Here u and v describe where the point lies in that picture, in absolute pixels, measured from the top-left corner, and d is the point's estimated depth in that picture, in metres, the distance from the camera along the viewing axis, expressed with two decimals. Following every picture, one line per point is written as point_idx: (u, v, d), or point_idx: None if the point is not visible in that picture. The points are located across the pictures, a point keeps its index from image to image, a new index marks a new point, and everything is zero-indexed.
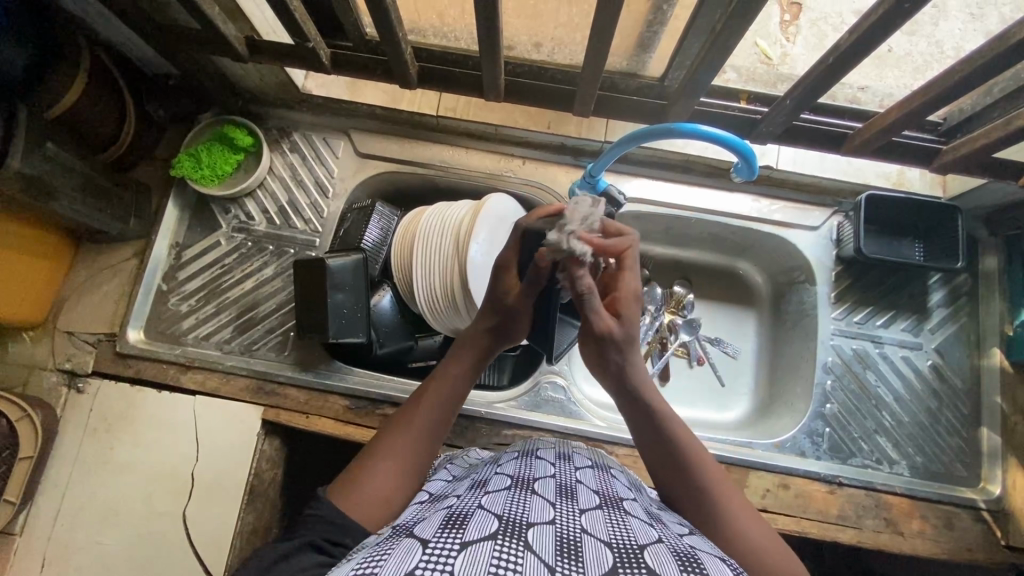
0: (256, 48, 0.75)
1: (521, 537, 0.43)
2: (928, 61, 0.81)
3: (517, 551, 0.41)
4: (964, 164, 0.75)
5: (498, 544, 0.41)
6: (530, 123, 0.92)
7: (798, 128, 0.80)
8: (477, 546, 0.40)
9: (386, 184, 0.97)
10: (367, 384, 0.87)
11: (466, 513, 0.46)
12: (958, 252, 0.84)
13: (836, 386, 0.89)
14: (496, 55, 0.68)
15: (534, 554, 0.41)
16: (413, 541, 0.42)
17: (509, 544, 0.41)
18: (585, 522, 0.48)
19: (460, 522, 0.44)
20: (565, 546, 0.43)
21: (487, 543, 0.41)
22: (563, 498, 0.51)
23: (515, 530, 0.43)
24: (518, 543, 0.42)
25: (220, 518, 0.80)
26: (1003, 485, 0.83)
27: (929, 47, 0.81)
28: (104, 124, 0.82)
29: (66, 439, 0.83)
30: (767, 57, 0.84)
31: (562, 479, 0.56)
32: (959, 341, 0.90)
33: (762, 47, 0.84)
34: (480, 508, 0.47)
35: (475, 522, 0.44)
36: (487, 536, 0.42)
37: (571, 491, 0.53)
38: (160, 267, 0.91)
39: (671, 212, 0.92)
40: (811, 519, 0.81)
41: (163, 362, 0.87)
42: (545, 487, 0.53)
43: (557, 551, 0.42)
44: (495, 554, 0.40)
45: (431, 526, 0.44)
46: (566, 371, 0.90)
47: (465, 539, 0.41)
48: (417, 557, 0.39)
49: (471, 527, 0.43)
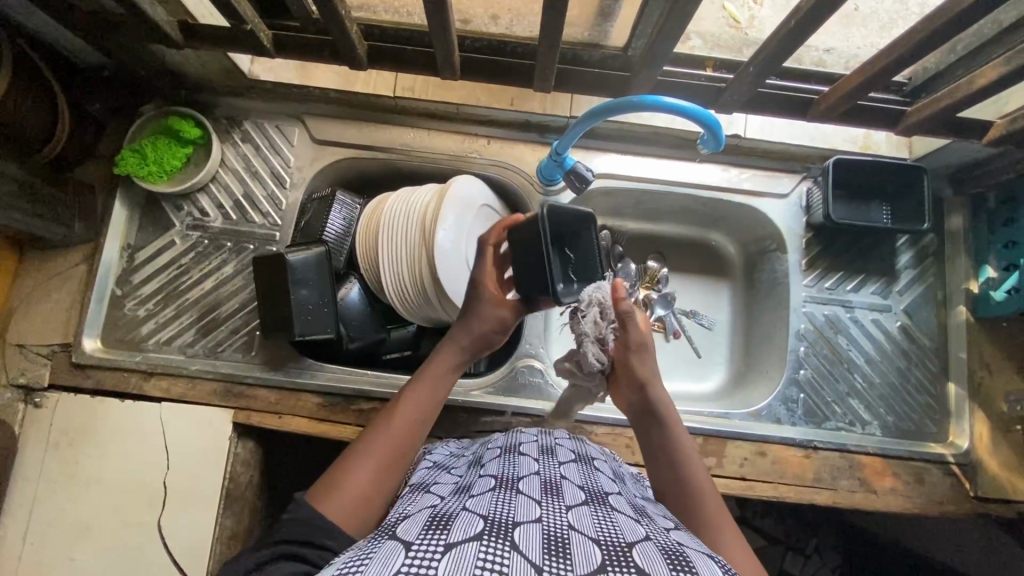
0: (190, 33, 0.70)
1: (507, 537, 0.42)
2: (893, 17, 0.81)
3: (503, 551, 0.40)
4: (929, 126, 0.74)
5: (484, 544, 0.40)
6: (492, 100, 0.89)
7: (764, 96, 0.78)
8: (463, 547, 0.40)
9: (348, 171, 0.94)
10: (338, 381, 0.84)
11: (450, 515, 0.45)
12: (924, 214, 0.84)
13: (809, 352, 0.89)
14: (447, 31, 0.64)
15: (521, 553, 0.40)
16: (397, 544, 0.41)
17: (495, 544, 0.41)
18: (571, 520, 0.47)
19: (445, 523, 0.43)
20: (553, 544, 0.42)
21: (473, 544, 0.40)
22: (548, 496, 0.51)
23: (501, 531, 0.43)
24: (504, 543, 0.41)
25: (198, 524, 0.78)
26: (970, 437, 0.86)
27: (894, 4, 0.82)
28: (36, 123, 0.77)
29: (27, 456, 0.80)
30: (735, 21, 0.83)
31: (547, 476, 0.55)
32: (927, 301, 0.91)
33: (730, 10, 0.83)
34: (465, 509, 0.46)
35: (460, 524, 0.43)
36: (473, 536, 0.41)
37: (557, 489, 0.53)
38: (112, 271, 0.87)
39: (641, 186, 0.91)
40: (788, 484, 0.83)
41: (124, 371, 0.84)
42: (530, 486, 0.53)
43: (543, 550, 0.41)
44: (481, 556, 0.39)
45: (415, 527, 0.43)
46: (542, 354, 0.88)
47: (450, 541, 0.40)
48: (401, 560, 0.38)
49: (455, 529, 0.42)
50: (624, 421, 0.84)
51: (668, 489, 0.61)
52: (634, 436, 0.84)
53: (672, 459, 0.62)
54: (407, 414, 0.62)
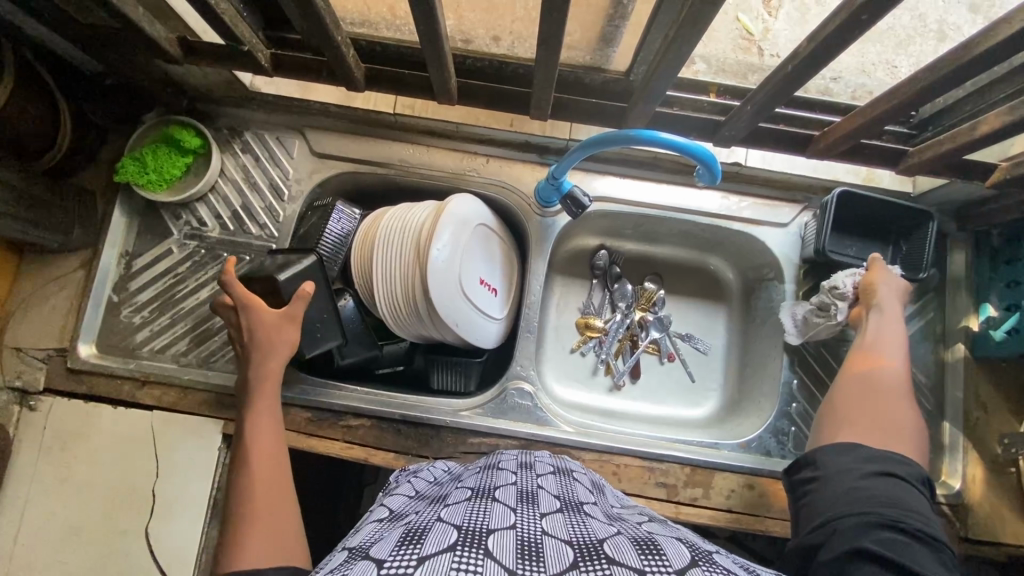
0: (190, 50, 0.70)
1: (480, 545, 0.41)
2: (910, 35, 0.76)
3: (477, 557, 0.40)
4: (932, 167, 0.72)
5: (457, 554, 0.39)
6: (490, 121, 0.88)
7: (761, 132, 0.78)
8: (435, 559, 0.39)
9: (347, 185, 0.94)
10: (329, 395, 0.85)
11: (424, 528, 0.45)
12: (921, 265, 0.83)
13: (802, 385, 0.89)
14: (441, 57, 0.64)
15: (494, 559, 0.40)
16: (369, 564, 0.40)
17: (469, 553, 0.40)
18: (545, 525, 0.47)
19: (417, 538, 0.42)
20: (526, 549, 0.42)
21: (445, 555, 0.39)
22: (524, 504, 0.50)
23: (475, 538, 0.42)
24: (478, 550, 0.40)
25: (184, 533, 0.79)
26: (962, 479, 0.85)
27: (913, 20, 0.75)
28: (36, 129, 0.77)
29: (20, 458, 0.81)
30: (748, 33, 0.78)
31: (523, 486, 0.55)
32: (924, 336, 0.90)
33: (744, 22, 0.78)
34: (439, 521, 0.46)
35: (432, 536, 0.42)
36: (446, 547, 0.40)
37: (532, 497, 0.53)
38: (109, 278, 0.88)
39: (638, 210, 0.90)
40: (774, 518, 0.82)
41: (117, 378, 0.84)
42: (506, 494, 0.53)
43: (517, 555, 0.41)
44: (454, 565, 0.38)
45: (387, 546, 0.42)
46: (533, 377, 0.88)
47: (422, 553, 0.39)
48: None
49: (428, 541, 0.41)
50: (611, 448, 0.84)
51: (852, 361, 0.71)
52: (620, 463, 0.84)
53: (866, 343, 0.72)
54: (259, 452, 0.68)
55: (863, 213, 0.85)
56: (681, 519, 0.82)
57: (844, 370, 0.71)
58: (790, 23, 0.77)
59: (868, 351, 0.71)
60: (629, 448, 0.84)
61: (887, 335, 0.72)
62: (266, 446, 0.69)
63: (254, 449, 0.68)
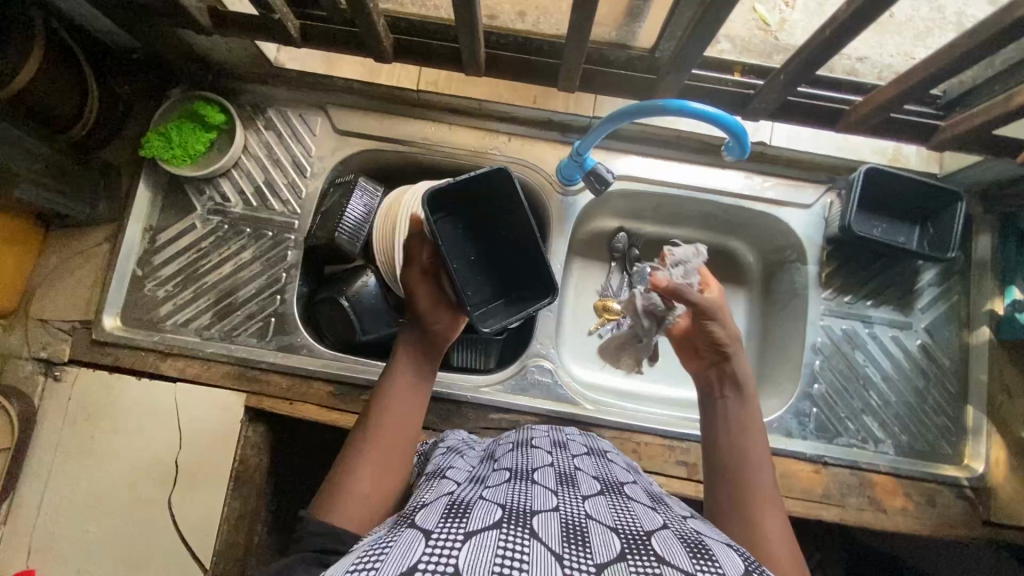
0: (220, 21, 0.71)
1: (525, 525, 0.41)
2: (930, 28, 0.78)
3: (523, 538, 0.40)
4: (963, 142, 0.72)
5: (504, 532, 0.40)
6: (513, 97, 0.88)
7: (792, 104, 0.76)
8: (482, 536, 0.39)
9: (369, 163, 0.94)
10: (350, 370, 0.85)
11: (467, 503, 0.45)
12: (951, 244, 0.83)
13: (824, 366, 0.88)
14: (474, 28, 0.64)
15: (540, 541, 0.40)
16: (416, 532, 0.40)
17: (514, 532, 0.40)
18: (588, 510, 0.46)
19: (462, 512, 0.43)
20: (571, 532, 0.42)
21: (492, 532, 0.39)
22: (564, 487, 0.50)
23: (520, 518, 0.42)
24: (523, 530, 0.40)
25: (206, 504, 0.80)
26: (986, 461, 0.84)
27: (932, 11, 0.77)
28: (66, 102, 0.78)
29: (45, 427, 0.82)
30: (765, 24, 0.79)
31: (561, 468, 0.55)
32: (948, 320, 0.89)
33: (761, 13, 0.79)
34: (482, 498, 0.46)
35: (477, 512, 0.43)
36: (492, 525, 0.40)
37: (572, 479, 0.52)
38: (133, 252, 0.88)
39: (660, 189, 0.90)
40: (796, 498, 0.81)
41: (141, 350, 0.85)
42: (544, 476, 0.53)
43: (562, 538, 0.41)
44: (500, 544, 0.38)
45: (434, 516, 0.42)
46: (553, 355, 0.88)
47: (469, 529, 0.40)
48: (421, 549, 0.37)
49: (473, 517, 0.42)
50: (632, 426, 0.84)
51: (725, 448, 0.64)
52: (642, 441, 0.84)
53: (732, 424, 0.66)
54: (394, 424, 0.63)
55: (891, 191, 0.85)
56: (702, 498, 0.82)
57: (713, 435, 0.66)
58: (806, 14, 0.80)
59: (740, 434, 0.65)
60: (650, 427, 0.84)
61: (740, 420, 0.66)
62: (393, 417, 0.64)
63: (395, 412, 0.64)
